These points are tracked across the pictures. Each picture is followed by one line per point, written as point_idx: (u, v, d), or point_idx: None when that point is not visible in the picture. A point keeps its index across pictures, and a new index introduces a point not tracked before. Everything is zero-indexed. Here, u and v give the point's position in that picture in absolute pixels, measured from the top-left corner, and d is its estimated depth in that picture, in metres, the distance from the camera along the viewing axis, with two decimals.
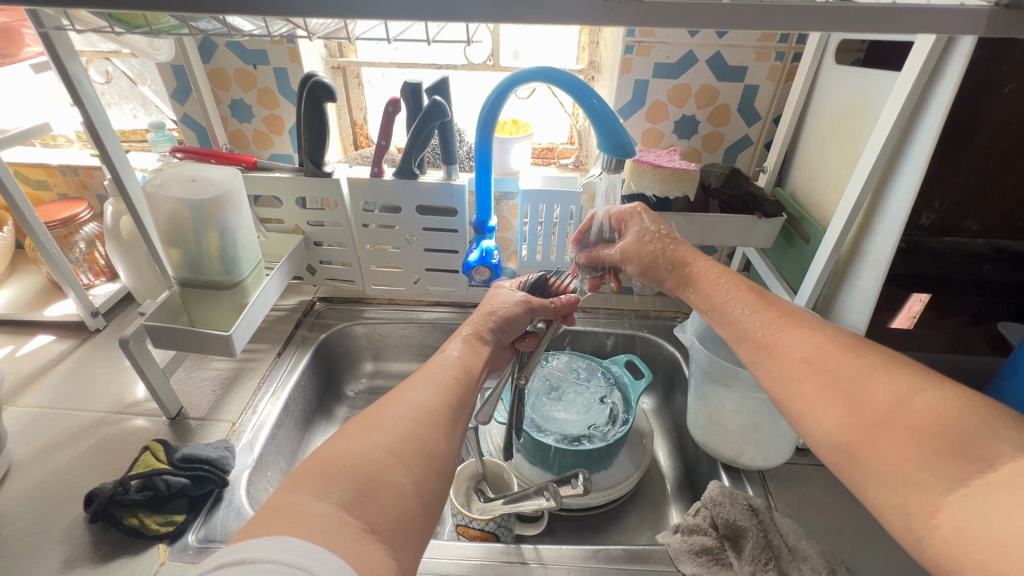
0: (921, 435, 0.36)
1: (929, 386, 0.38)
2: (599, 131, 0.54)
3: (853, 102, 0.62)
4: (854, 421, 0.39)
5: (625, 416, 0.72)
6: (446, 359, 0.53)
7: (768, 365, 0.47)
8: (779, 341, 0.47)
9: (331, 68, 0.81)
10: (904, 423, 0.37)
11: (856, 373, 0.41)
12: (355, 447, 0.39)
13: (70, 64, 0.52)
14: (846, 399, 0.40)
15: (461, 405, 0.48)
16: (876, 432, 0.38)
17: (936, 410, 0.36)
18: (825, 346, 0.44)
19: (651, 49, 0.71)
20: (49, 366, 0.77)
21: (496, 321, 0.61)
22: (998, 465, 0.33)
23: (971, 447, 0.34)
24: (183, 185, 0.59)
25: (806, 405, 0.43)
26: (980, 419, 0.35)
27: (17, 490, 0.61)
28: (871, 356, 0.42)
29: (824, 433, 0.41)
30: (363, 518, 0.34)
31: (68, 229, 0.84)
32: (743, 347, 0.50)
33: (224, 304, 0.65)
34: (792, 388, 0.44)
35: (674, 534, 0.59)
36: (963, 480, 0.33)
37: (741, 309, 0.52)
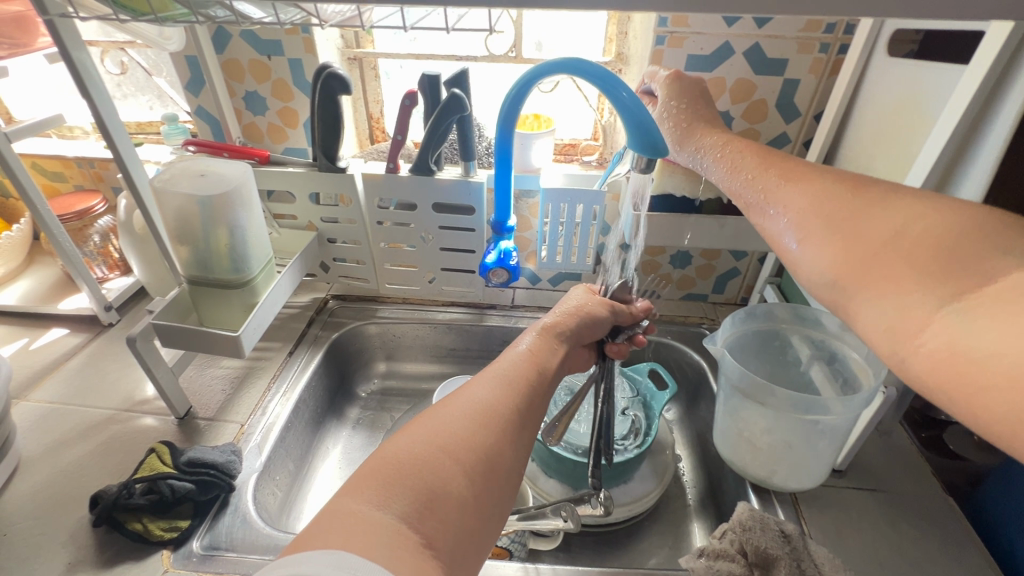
0: (920, 257, 0.34)
1: (929, 212, 0.36)
2: (628, 128, 0.50)
3: (907, 100, 0.56)
4: (850, 255, 0.38)
5: (648, 430, 0.68)
6: (516, 352, 0.49)
7: (768, 221, 0.45)
8: (777, 195, 0.44)
9: (347, 59, 0.78)
10: (902, 246, 0.35)
11: (853, 208, 0.40)
12: (419, 447, 0.36)
13: (77, 53, 0.50)
14: (841, 234, 0.39)
15: (530, 408, 0.43)
16: (871, 260, 0.36)
17: (934, 233, 0.35)
18: (824, 193, 0.42)
19: (684, 40, 0.66)
20: (61, 360, 0.77)
21: (575, 320, 0.56)
22: (998, 278, 0.31)
23: (968, 262, 0.32)
24: (192, 180, 0.57)
25: (804, 249, 0.41)
26: (983, 237, 0.33)
27: (25, 488, 0.60)
28: (870, 193, 0.40)
29: (818, 273, 0.40)
30: (422, 531, 0.32)
31: (82, 222, 0.83)
32: (744, 207, 0.48)
33: (233, 302, 0.63)
34: (794, 235, 0.42)
35: (698, 559, 0.55)
36: (956, 297, 0.31)
37: (744, 168, 0.48)
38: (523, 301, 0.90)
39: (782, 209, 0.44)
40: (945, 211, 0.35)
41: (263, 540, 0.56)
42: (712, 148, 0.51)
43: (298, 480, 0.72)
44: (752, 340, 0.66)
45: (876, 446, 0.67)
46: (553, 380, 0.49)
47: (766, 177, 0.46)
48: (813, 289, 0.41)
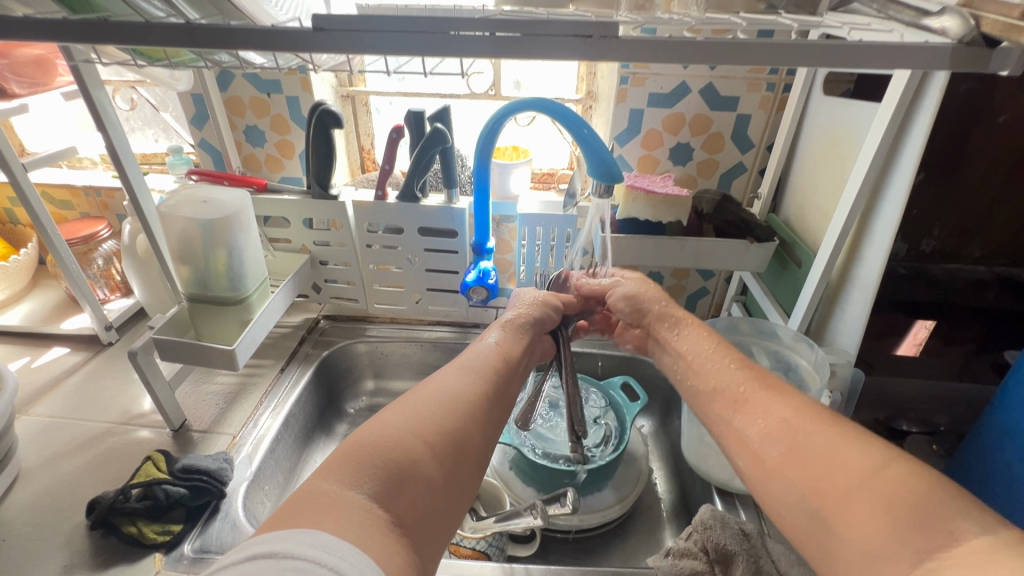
0: (890, 503, 0.34)
1: (899, 458, 0.36)
2: (588, 158, 0.55)
3: (840, 133, 0.63)
4: (822, 487, 0.37)
5: (619, 438, 0.72)
6: (484, 347, 0.56)
7: (740, 425, 0.46)
8: (754, 400, 0.46)
9: (341, 96, 0.85)
10: (871, 491, 0.35)
11: (826, 434, 0.40)
12: (392, 430, 0.41)
13: (96, 92, 0.56)
14: (811, 464, 0.39)
15: (495, 394, 0.50)
16: (843, 495, 0.36)
17: (907, 481, 0.35)
18: (801, 411, 0.43)
19: (645, 80, 0.74)
20: (62, 377, 0.80)
21: (535, 312, 0.65)
22: (962, 540, 0.31)
23: (938, 519, 0.32)
24: (194, 206, 0.62)
25: (772, 471, 0.41)
26: (945, 496, 0.33)
27: (24, 497, 0.63)
28: (844, 425, 0.41)
29: (792, 501, 0.39)
30: (391, 511, 0.36)
31: (87, 246, 0.88)
32: (715, 405, 0.49)
33: (229, 319, 0.68)
34: (765, 448, 0.42)
35: (664, 558, 0.58)
36: (927, 554, 0.31)
37: (725, 365, 0.52)
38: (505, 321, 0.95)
39: (756, 415, 0.45)
40: (911, 465, 0.36)
41: None
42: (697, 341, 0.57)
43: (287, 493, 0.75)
44: None
45: None
46: (517, 369, 0.56)
47: (747, 383, 0.49)
48: (784, 514, 0.39)
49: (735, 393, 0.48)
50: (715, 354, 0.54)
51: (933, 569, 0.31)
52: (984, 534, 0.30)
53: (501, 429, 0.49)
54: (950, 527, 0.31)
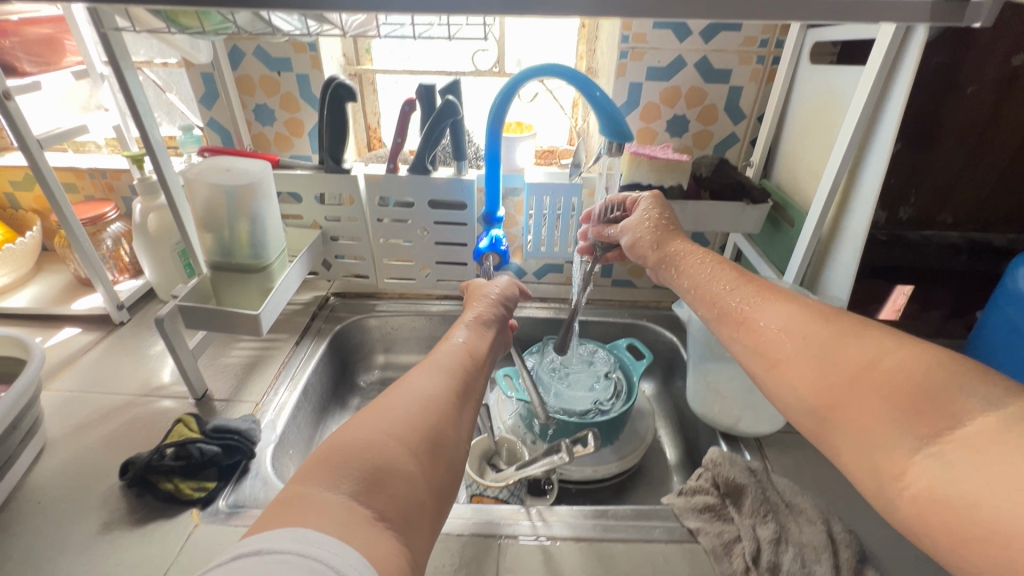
0: (894, 393, 0.36)
1: (898, 345, 0.38)
2: (601, 118, 0.59)
3: (828, 97, 0.68)
4: (825, 384, 0.39)
5: (628, 393, 0.76)
6: (445, 347, 0.54)
7: (745, 341, 0.47)
8: (754, 315, 0.47)
9: (348, 75, 0.87)
10: (872, 382, 0.37)
11: (830, 335, 0.41)
12: (362, 435, 0.39)
13: (125, 65, 0.57)
14: (819, 363, 0.40)
15: (461, 391, 0.48)
16: (848, 391, 0.38)
17: (907, 367, 0.36)
18: (802, 316, 0.44)
19: (644, 54, 0.78)
20: (78, 355, 0.81)
21: (490, 313, 0.64)
22: (967, 420, 0.32)
23: (942, 404, 0.34)
24: (218, 174, 0.64)
25: (780, 373, 0.43)
26: (947, 376, 0.34)
27: (53, 464, 0.64)
28: (843, 320, 0.42)
29: (799, 399, 0.41)
30: (373, 507, 0.35)
31: (95, 227, 0.88)
32: (721, 323, 0.50)
33: (252, 286, 0.70)
34: (770, 354, 0.44)
35: (678, 496, 0.62)
36: (931, 440, 0.33)
37: (723, 286, 0.52)
38: None
39: (762, 326, 0.46)
40: (916, 347, 0.37)
41: None
42: (697, 266, 0.57)
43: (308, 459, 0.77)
44: None
45: None
46: (483, 366, 0.55)
47: (745, 298, 0.49)
48: (795, 414, 0.42)
49: (733, 309, 0.49)
50: (707, 279, 0.54)
51: (933, 452, 0.33)
52: (989, 411, 0.32)
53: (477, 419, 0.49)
54: (956, 410, 0.33)
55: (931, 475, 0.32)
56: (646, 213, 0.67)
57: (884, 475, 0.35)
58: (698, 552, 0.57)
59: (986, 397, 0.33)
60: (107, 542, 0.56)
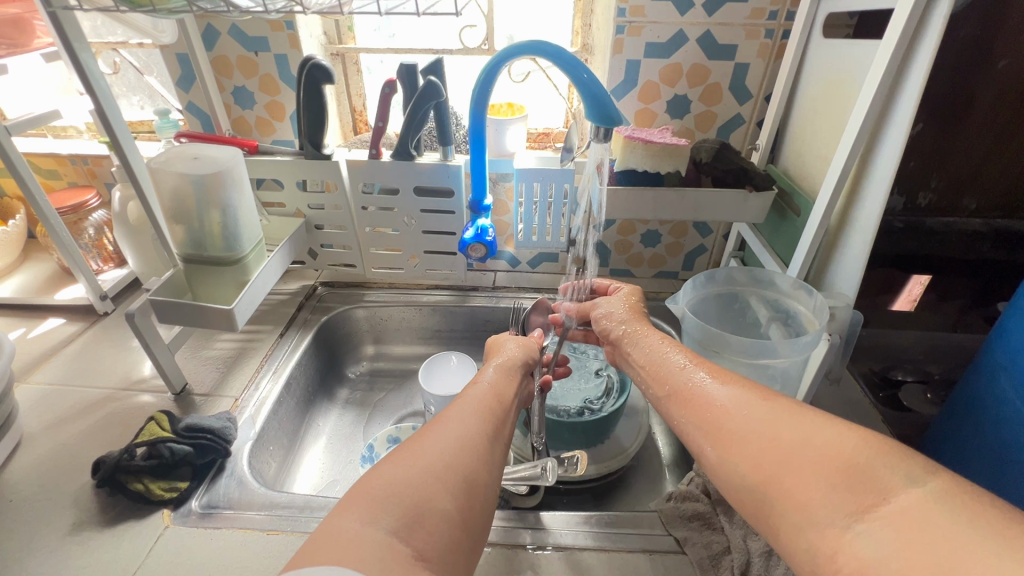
0: (825, 468, 0.33)
1: (829, 424, 0.36)
2: (588, 103, 0.57)
3: (840, 74, 0.62)
4: (763, 459, 0.37)
5: (620, 389, 0.73)
6: (477, 387, 0.51)
7: (692, 420, 0.45)
8: (699, 394, 0.46)
9: (331, 54, 0.83)
10: (802, 458, 0.35)
11: (762, 417, 0.40)
12: (404, 472, 0.37)
13: (81, 52, 0.55)
14: (752, 447, 0.38)
15: (498, 435, 0.45)
16: (780, 468, 0.36)
17: (833, 443, 0.34)
18: (742, 395, 0.43)
19: (642, 29, 0.72)
20: (59, 347, 0.80)
21: (521, 353, 0.60)
22: (891, 498, 0.30)
23: (869, 478, 0.31)
24: (185, 162, 0.61)
25: (723, 452, 0.40)
26: (873, 453, 0.32)
27: (28, 460, 0.63)
28: (780, 401, 0.41)
29: (739, 475, 0.38)
30: (411, 544, 0.33)
31: (77, 216, 0.86)
32: (670, 402, 0.49)
33: (227, 279, 0.67)
34: (712, 436, 0.42)
35: (667, 501, 0.60)
36: (860, 516, 0.31)
37: (677, 364, 0.52)
38: (504, 283, 0.95)
39: (709, 405, 0.44)
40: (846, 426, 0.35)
41: (258, 500, 0.60)
42: (653, 345, 0.57)
43: (292, 455, 0.76)
44: (714, 303, 0.71)
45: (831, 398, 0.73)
46: (514, 408, 0.52)
47: (697, 377, 0.48)
48: (738, 489, 0.38)
49: (680, 392, 0.48)
50: (664, 357, 0.54)
51: (862, 530, 0.30)
52: (911, 487, 0.30)
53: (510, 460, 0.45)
54: (882, 488, 0.31)
55: (857, 559, 0.29)
56: (628, 295, 0.70)
57: (819, 556, 0.32)
58: (684, 562, 0.54)
59: (912, 474, 0.31)
60: (75, 543, 0.54)
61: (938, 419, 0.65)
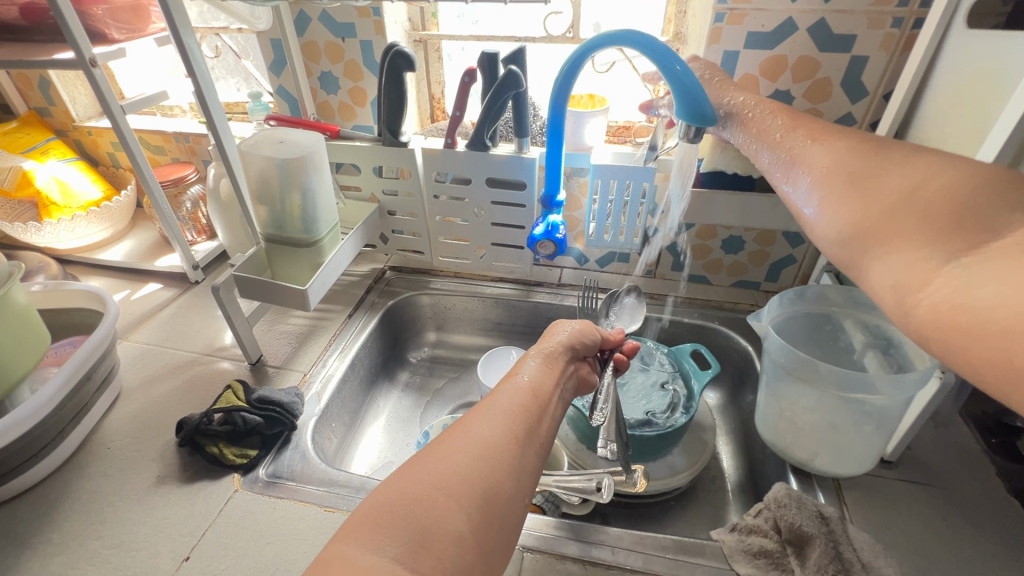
0: (935, 213, 0.36)
1: (942, 173, 0.38)
2: (679, 98, 0.54)
3: (983, 72, 0.54)
4: (870, 212, 0.40)
5: (686, 405, 0.69)
6: (513, 383, 0.47)
7: (806, 179, 0.47)
8: (803, 151, 0.48)
9: (414, 41, 0.83)
10: (914, 205, 0.38)
11: (879, 171, 0.42)
12: (413, 486, 0.35)
13: (186, 36, 0.58)
14: (864, 196, 0.41)
15: (529, 438, 0.41)
16: (889, 215, 0.39)
17: (948, 191, 0.36)
18: (852, 156, 0.44)
19: (744, 17, 0.66)
20: (157, 310, 0.87)
21: (565, 343, 0.55)
22: (1002, 231, 0.32)
23: (979, 217, 0.34)
24: (272, 146, 0.63)
25: (829, 204, 0.44)
26: (991, 193, 0.34)
27: (125, 412, 0.69)
28: (890, 153, 0.42)
29: (838, 226, 0.42)
30: (418, 571, 0.31)
31: (177, 189, 0.93)
32: (769, 168, 0.52)
33: (303, 260, 0.70)
34: (813, 193, 0.46)
35: (730, 532, 0.55)
36: (963, 252, 0.33)
37: (779, 127, 0.52)
38: (569, 280, 0.92)
39: (811, 164, 0.47)
40: (963, 166, 0.37)
41: (318, 475, 0.62)
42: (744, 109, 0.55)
43: (352, 432, 0.78)
44: (802, 323, 0.65)
45: (934, 440, 0.64)
46: (552, 405, 0.47)
47: (802, 142, 0.49)
48: (827, 247, 0.44)
49: (788, 157, 0.49)
50: (759, 130, 0.53)
51: (962, 261, 0.32)
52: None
53: (542, 469, 0.41)
54: (990, 222, 0.33)
55: None
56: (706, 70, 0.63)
57: None
58: None
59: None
60: (159, 495, 0.59)
61: None
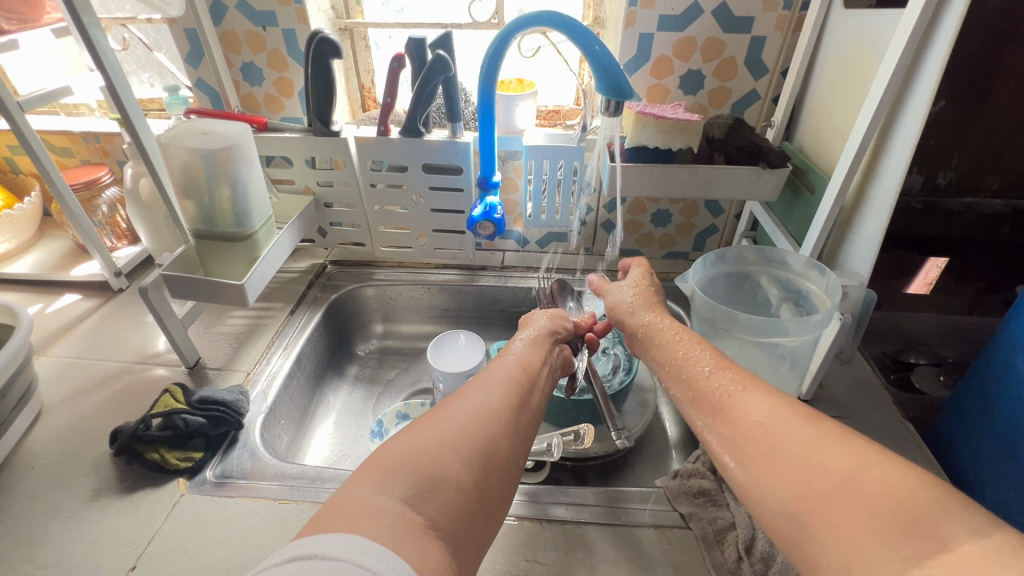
0: (880, 515, 0.31)
1: (885, 462, 0.33)
2: (598, 75, 0.57)
3: (859, 48, 0.61)
4: (812, 489, 0.35)
5: (628, 367, 0.73)
6: (505, 358, 0.50)
7: (721, 431, 0.42)
8: (734, 404, 0.42)
9: (339, 29, 0.82)
10: (857, 501, 0.32)
11: (812, 438, 0.37)
12: (420, 441, 0.37)
13: (87, 19, 0.55)
14: (805, 474, 0.35)
15: (524, 404, 0.44)
16: (828, 509, 0.33)
17: (892, 490, 0.32)
18: (784, 413, 0.40)
19: (655, 1, 0.70)
20: (77, 321, 0.81)
21: (549, 324, 0.60)
22: (953, 547, 0.28)
23: (928, 525, 0.30)
24: (195, 137, 0.61)
25: (761, 474, 0.38)
26: (938, 501, 0.30)
27: (49, 429, 0.65)
28: (827, 424, 0.38)
29: (779, 501, 0.36)
30: (425, 514, 0.33)
31: (90, 192, 0.87)
32: (698, 409, 0.46)
33: (237, 255, 0.68)
34: (741, 457, 0.40)
35: (672, 479, 0.60)
36: (916, 562, 0.29)
37: (702, 367, 0.47)
38: (512, 262, 0.95)
39: (745, 418, 0.41)
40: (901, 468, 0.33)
41: (270, 470, 0.61)
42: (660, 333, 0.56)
43: (303, 429, 0.77)
44: (725, 283, 0.71)
45: (841, 380, 0.72)
46: (543, 378, 0.50)
47: (726, 384, 0.44)
48: (771, 514, 0.37)
49: (715, 404, 0.44)
50: (684, 359, 0.50)
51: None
52: (976, 538, 0.28)
53: (536, 437, 0.44)
54: (941, 530, 0.29)
55: None
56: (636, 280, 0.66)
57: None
58: (689, 538, 0.54)
59: (982, 527, 0.29)
60: (96, 508, 0.56)
61: (949, 403, 0.64)
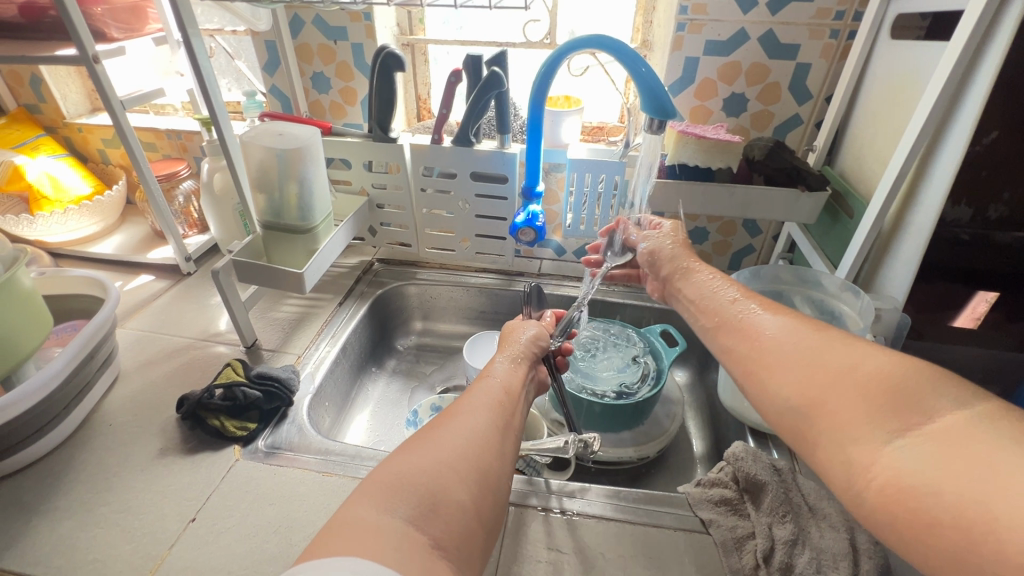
0: (869, 391, 0.35)
1: (880, 355, 0.37)
2: (644, 95, 0.60)
3: (904, 77, 0.62)
4: (810, 384, 0.39)
5: (656, 377, 0.75)
6: (488, 380, 0.53)
7: (739, 348, 0.48)
8: (750, 321, 0.48)
9: (402, 45, 0.89)
10: (852, 383, 0.36)
11: (817, 339, 0.42)
12: (418, 462, 0.39)
13: (191, 31, 0.62)
14: (810, 365, 0.40)
15: (508, 425, 0.48)
16: (827, 394, 0.37)
17: (883, 371, 0.36)
18: (795, 323, 0.45)
19: (703, 26, 0.73)
20: (150, 299, 0.90)
21: (529, 346, 0.62)
22: (936, 416, 0.32)
23: (916, 398, 0.33)
24: (272, 138, 0.68)
25: (768, 374, 0.43)
26: (925, 377, 0.34)
27: (125, 392, 0.72)
28: (829, 330, 0.42)
29: (781, 396, 0.41)
30: (429, 533, 0.35)
31: (170, 184, 0.96)
32: (719, 330, 0.52)
33: (298, 246, 0.74)
34: (750, 365, 0.45)
35: (695, 486, 0.61)
36: (902, 432, 0.33)
37: (728, 297, 0.54)
38: (549, 270, 0.98)
39: (761, 328, 0.46)
40: (892, 354, 0.37)
41: (314, 445, 0.66)
42: (689, 279, 0.63)
43: (344, 413, 0.82)
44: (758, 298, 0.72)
45: None
46: (522, 402, 0.54)
47: (748, 309, 0.50)
48: (777, 424, 0.41)
49: (736, 322, 0.50)
50: (710, 293, 0.57)
51: (902, 443, 0.32)
52: (959, 409, 0.31)
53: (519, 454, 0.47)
54: (928, 403, 0.33)
55: (901, 463, 0.32)
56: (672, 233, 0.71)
57: (854, 467, 0.34)
58: (709, 543, 0.56)
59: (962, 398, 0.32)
60: (163, 464, 0.62)
61: None
